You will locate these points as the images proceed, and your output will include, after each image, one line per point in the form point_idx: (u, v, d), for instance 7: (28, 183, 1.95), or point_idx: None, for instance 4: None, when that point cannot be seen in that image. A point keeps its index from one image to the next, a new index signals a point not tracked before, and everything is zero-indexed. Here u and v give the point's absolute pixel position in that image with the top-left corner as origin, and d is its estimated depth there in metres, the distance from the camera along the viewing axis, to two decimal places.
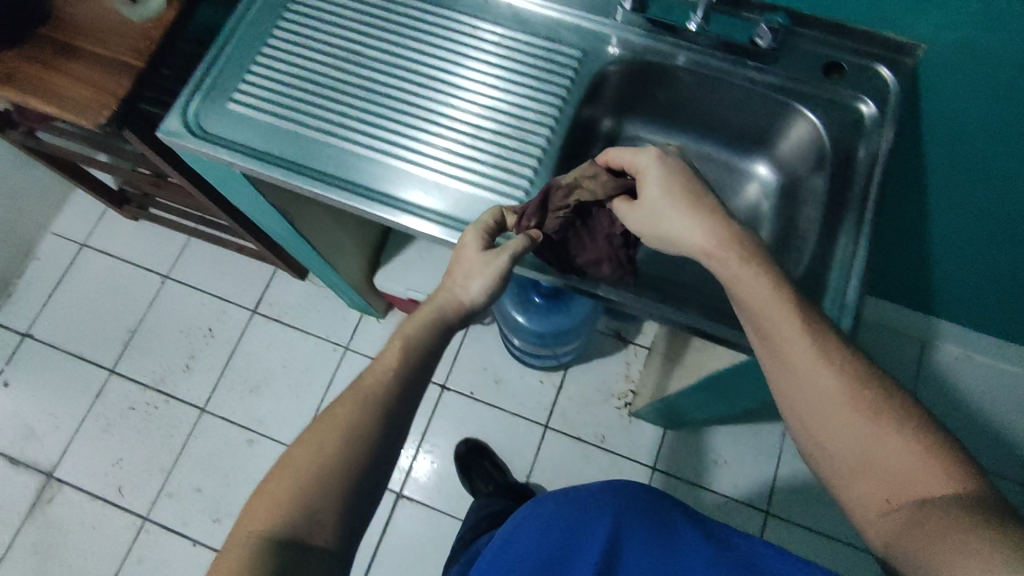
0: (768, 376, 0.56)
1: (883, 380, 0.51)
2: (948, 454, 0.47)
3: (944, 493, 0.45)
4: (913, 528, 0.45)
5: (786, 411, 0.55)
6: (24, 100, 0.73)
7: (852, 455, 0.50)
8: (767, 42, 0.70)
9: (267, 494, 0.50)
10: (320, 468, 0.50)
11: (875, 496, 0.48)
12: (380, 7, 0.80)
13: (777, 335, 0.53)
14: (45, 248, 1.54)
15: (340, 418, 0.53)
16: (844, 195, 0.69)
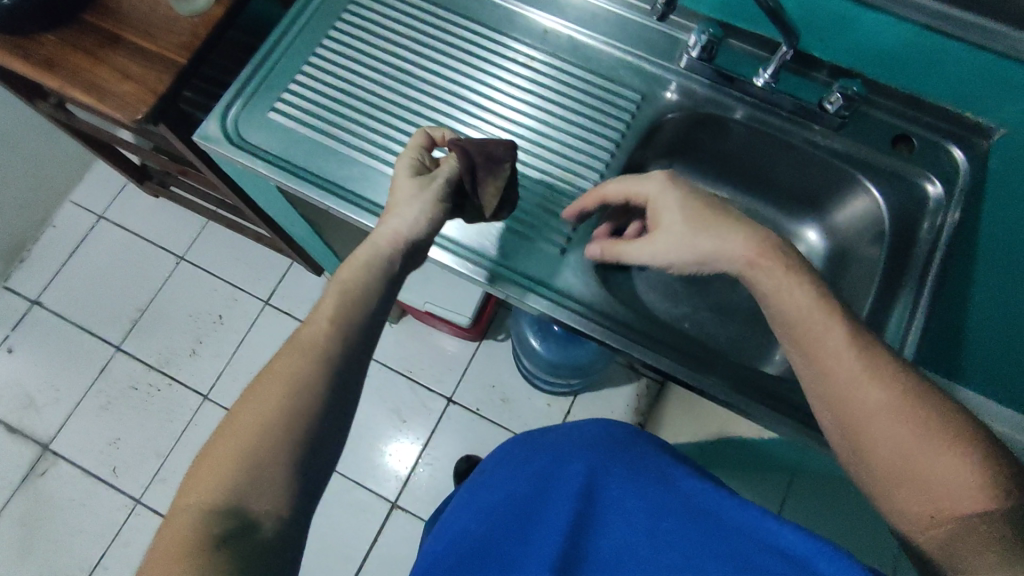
0: (802, 374, 0.52)
1: (932, 390, 0.47)
2: (1000, 469, 0.43)
3: (994, 511, 0.41)
4: (967, 542, 0.40)
5: (821, 411, 0.51)
6: (66, 90, 0.72)
7: (893, 460, 0.45)
8: (836, 108, 0.67)
9: (210, 462, 0.44)
10: (257, 437, 0.44)
11: (920, 510, 0.44)
12: (432, 25, 0.77)
13: (814, 339, 0.50)
14: (62, 216, 1.53)
15: (280, 374, 0.47)
16: (901, 273, 0.67)
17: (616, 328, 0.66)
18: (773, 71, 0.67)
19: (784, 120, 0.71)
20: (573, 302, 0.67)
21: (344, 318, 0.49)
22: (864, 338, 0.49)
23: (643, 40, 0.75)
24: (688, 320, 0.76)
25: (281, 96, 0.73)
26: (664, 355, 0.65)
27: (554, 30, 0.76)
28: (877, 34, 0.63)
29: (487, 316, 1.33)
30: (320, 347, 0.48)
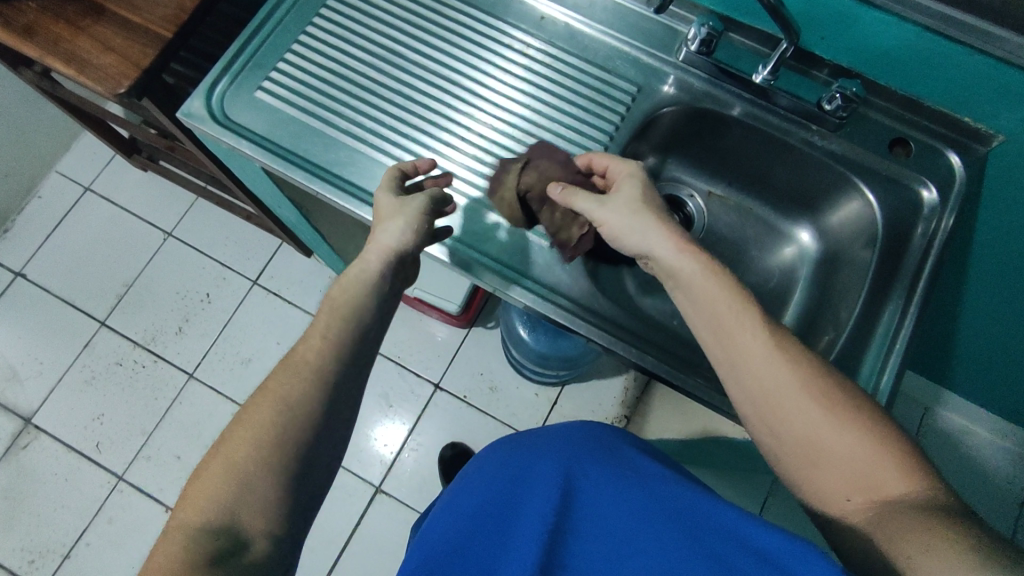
0: (715, 361, 0.54)
1: (834, 373, 0.50)
2: (899, 447, 0.46)
3: (902, 490, 0.44)
4: (884, 522, 0.43)
5: (737, 401, 0.53)
6: (45, 59, 0.70)
7: (805, 445, 0.48)
8: (833, 108, 0.66)
9: (202, 479, 0.46)
10: (246, 461, 0.46)
11: (836, 491, 0.47)
12: (426, 5, 0.75)
13: (730, 325, 0.52)
14: (48, 187, 1.50)
15: (268, 402, 0.48)
16: (892, 279, 0.66)
17: (605, 324, 0.65)
18: (772, 69, 0.66)
19: (783, 119, 0.70)
20: (561, 297, 0.66)
21: (335, 348, 0.51)
22: (779, 330, 0.52)
23: (641, 30, 0.73)
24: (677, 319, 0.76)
25: (269, 75, 0.71)
26: (649, 353, 0.64)
27: (552, 16, 0.74)
28: (879, 34, 0.61)
29: (476, 304, 1.32)
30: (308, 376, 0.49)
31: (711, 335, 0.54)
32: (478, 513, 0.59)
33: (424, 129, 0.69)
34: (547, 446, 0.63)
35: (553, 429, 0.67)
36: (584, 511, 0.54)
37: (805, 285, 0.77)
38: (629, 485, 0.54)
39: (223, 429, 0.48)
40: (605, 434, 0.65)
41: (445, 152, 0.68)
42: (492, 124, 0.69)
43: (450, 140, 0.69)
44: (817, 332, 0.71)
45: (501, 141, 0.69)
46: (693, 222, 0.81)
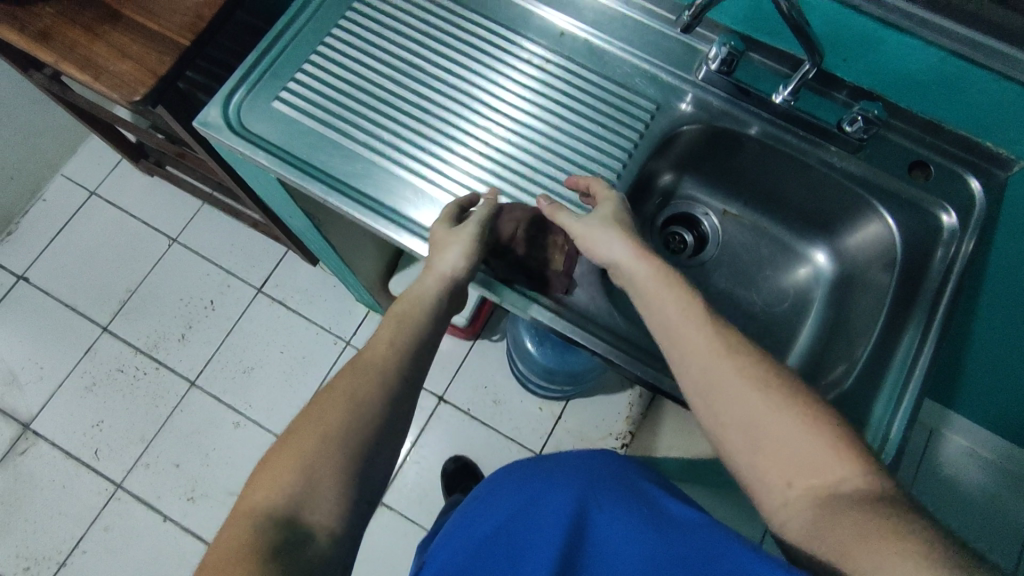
0: (666, 356, 0.53)
1: (783, 370, 0.50)
2: (849, 440, 0.45)
3: (851, 483, 0.43)
4: (831, 515, 0.42)
5: (688, 396, 0.52)
6: (60, 65, 0.70)
7: (753, 438, 0.47)
8: (854, 130, 0.65)
9: (271, 468, 0.46)
10: (314, 457, 0.46)
11: (783, 482, 0.45)
12: (445, 20, 0.75)
13: (680, 323, 0.52)
14: (53, 190, 1.49)
15: (331, 408, 0.49)
16: (911, 303, 0.66)
17: (621, 344, 0.64)
18: (793, 90, 0.65)
19: (802, 140, 0.70)
20: (576, 315, 0.65)
21: (393, 358, 0.53)
22: (729, 329, 0.52)
23: (661, 48, 0.73)
24: None
25: (287, 85, 0.70)
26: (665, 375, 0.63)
27: (571, 33, 0.74)
28: (902, 57, 0.61)
29: (483, 317, 1.31)
30: (368, 382, 0.50)
31: (659, 328, 0.53)
32: (488, 539, 0.58)
33: (441, 143, 0.69)
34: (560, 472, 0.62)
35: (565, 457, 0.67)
36: (598, 542, 0.52)
37: (820, 307, 0.76)
38: (648, 515, 0.52)
39: (288, 424, 0.49)
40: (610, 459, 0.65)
41: (461, 167, 0.68)
42: (510, 139, 0.69)
43: (468, 155, 0.68)
44: (834, 353, 0.71)
45: (518, 156, 0.68)
46: (707, 240, 0.81)
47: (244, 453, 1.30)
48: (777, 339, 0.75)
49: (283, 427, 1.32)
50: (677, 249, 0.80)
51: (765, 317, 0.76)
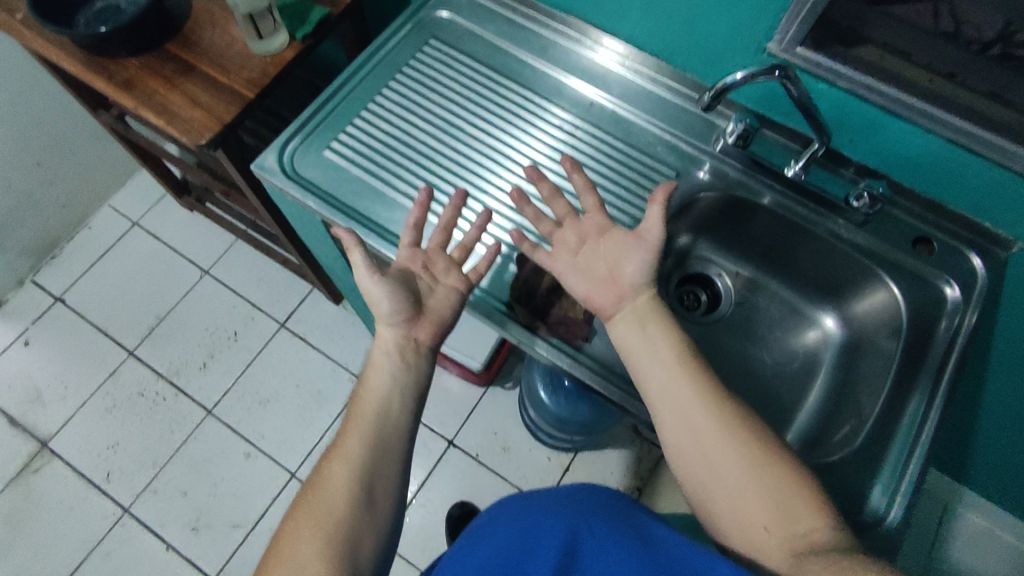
0: (652, 407, 0.57)
1: (756, 423, 0.54)
2: (814, 493, 0.49)
3: (819, 531, 0.46)
4: (804, 561, 0.44)
5: (670, 448, 0.55)
6: (139, 109, 0.77)
7: (728, 485, 0.50)
8: (861, 206, 0.70)
9: (303, 521, 0.51)
10: (335, 503, 0.52)
11: (757, 527, 0.48)
12: (484, 85, 0.82)
13: (669, 374, 0.56)
14: (99, 219, 1.58)
15: (332, 471, 0.54)
16: (916, 371, 0.68)
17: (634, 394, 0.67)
18: (803, 165, 0.70)
19: (811, 211, 0.75)
20: (594, 362, 0.68)
21: (376, 418, 0.58)
22: (710, 379, 0.56)
23: (683, 121, 0.80)
24: None
25: (337, 137, 0.77)
26: None
27: (599, 103, 0.81)
28: (904, 143, 0.67)
29: (498, 363, 1.34)
30: (359, 445, 0.56)
31: (652, 383, 0.57)
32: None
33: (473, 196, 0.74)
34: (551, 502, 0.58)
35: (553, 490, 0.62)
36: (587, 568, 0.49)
37: (829, 370, 0.79)
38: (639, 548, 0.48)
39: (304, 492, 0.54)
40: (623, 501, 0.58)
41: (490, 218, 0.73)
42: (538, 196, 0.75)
43: (498, 208, 0.73)
44: (842, 415, 0.73)
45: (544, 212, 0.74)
46: (720, 299, 0.85)
47: (252, 485, 1.31)
48: (787, 398, 0.77)
49: (293, 460, 1.34)
50: (691, 306, 0.84)
51: (776, 376, 0.79)
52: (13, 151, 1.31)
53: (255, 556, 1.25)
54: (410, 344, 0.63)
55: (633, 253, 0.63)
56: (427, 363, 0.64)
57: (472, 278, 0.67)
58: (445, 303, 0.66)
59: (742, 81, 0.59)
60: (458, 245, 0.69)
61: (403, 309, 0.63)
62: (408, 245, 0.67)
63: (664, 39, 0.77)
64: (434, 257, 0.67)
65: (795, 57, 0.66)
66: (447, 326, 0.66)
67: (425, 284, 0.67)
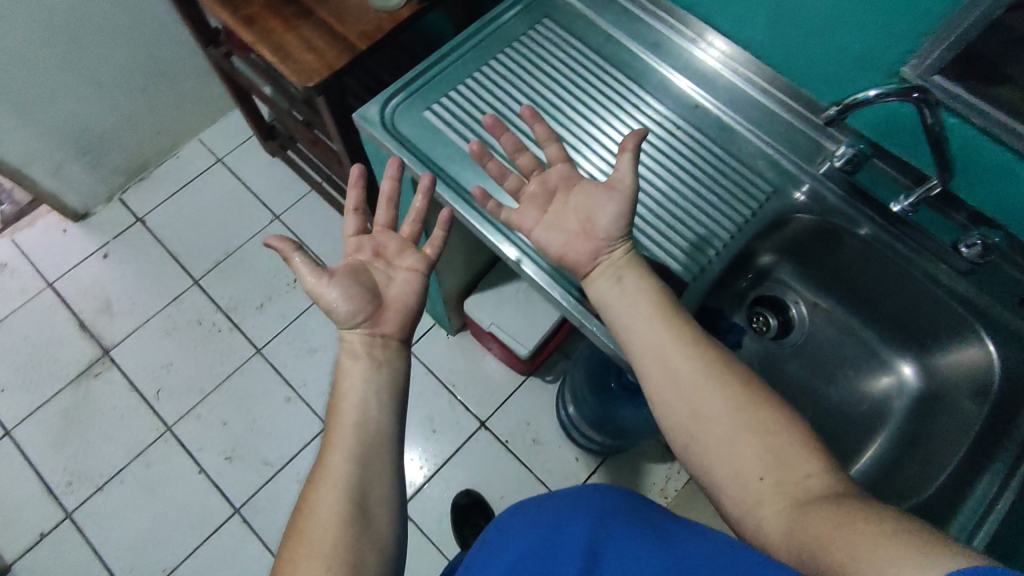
0: (635, 363, 0.56)
1: (734, 366, 0.53)
2: (798, 432, 0.49)
3: (810, 472, 0.46)
4: (804, 511, 0.43)
5: (654, 404, 0.54)
6: (256, 46, 0.80)
7: (717, 436, 0.50)
8: (971, 254, 0.66)
9: (308, 535, 0.49)
10: (338, 510, 0.50)
11: (750, 473, 0.48)
12: (590, 71, 0.81)
13: (655, 326, 0.56)
14: (187, 150, 1.65)
15: (319, 494, 0.51)
16: (1002, 437, 0.64)
17: None
18: (914, 202, 0.68)
19: (912, 250, 0.71)
20: None
21: (355, 427, 0.55)
22: (690, 327, 0.55)
23: (789, 138, 0.77)
24: None
25: (438, 100, 0.78)
26: None
27: (704, 106, 0.79)
28: None
29: (543, 355, 1.33)
30: (344, 463, 0.52)
31: (636, 337, 0.56)
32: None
33: None
34: (563, 503, 0.55)
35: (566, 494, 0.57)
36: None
37: (899, 420, 0.75)
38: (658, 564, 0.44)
39: (299, 506, 0.51)
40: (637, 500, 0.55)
41: None
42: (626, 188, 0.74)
43: None
44: (906, 470, 0.70)
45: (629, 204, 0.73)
46: (792, 326, 0.82)
47: (288, 428, 1.35)
48: (852, 439, 0.74)
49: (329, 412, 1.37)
50: (761, 329, 0.81)
51: (841, 417, 0.75)
52: (124, 73, 1.38)
53: (279, 496, 1.29)
54: (377, 342, 0.61)
55: (604, 203, 0.61)
56: (400, 360, 0.61)
57: (428, 253, 0.68)
58: (406, 287, 0.65)
59: (875, 98, 0.58)
60: (412, 222, 0.69)
61: (361, 305, 0.61)
62: (354, 234, 0.67)
63: (786, 50, 0.74)
64: (384, 240, 0.67)
65: (930, 84, 0.62)
66: (414, 312, 0.65)
67: (383, 273, 0.65)
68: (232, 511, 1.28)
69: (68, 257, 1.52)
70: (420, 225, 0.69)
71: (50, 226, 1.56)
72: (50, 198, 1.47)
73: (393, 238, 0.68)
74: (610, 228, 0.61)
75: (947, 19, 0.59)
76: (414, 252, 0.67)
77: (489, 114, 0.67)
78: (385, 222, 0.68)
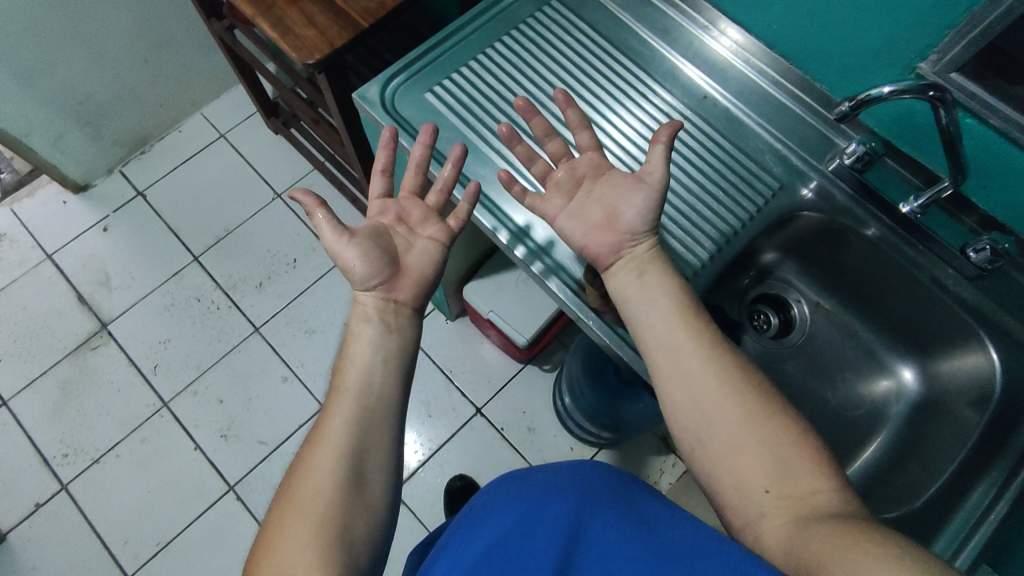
0: (648, 360, 0.55)
1: (750, 372, 0.52)
2: (810, 447, 0.48)
3: (817, 489, 0.45)
4: (807, 526, 0.43)
5: (665, 402, 0.53)
6: (257, 19, 0.78)
7: (727, 442, 0.49)
8: (979, 258, 0.65)
9: (298, 494, 0.49)
10: (333, 472, 0.50)
11: (756, 484, 0.47)
12: (597, 57, 0.79)
13: (672, 324, 0.54)
14: (190, 124, 1.63)
15: (317, 455, 0.51)
16: (998, 449, 0.63)
17: None
18: (923, 204, 0.66)
19: (918, 252, 0.69)
20: None
21: (358, 392, 0.54)
22: (708, 329, 0.54)
23: (799, 134, 0.75)
24: None
25: (442, 82, 0.76)
26: None
27: (713, 97, 0.77)
28: None
29: (541, 344, 1.32)
30: (343, 428, 0.52)
31: (652, 334, 0.55)
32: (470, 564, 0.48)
33: None
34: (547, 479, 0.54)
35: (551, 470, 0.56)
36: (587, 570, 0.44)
37: (896, 424, 0.74)
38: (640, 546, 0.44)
39: (295, 464, 0.52)
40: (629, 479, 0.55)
41: None
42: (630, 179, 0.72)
43: None
44: (900, 474, 0.69)
45: None
46: (792, 326, 0.81)
47: (284, 408, 1.35)
48: (845, 442, 0.73)
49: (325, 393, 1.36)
50: (761, 327, 0.80)
51: (838, 419, 0.74)
52: (126, 43, 1.36)
53: (273, 475, 1.30)
54: (391, 307, 0.60)
55: (633, 195, 0.60)
56: (413, 329, 0.61)
57: (452, 224, 0.66)
58: (425, 256, 0.64)
59: (890, 95, 0.56)
60: (438, 191, 0.67)
61: (378, 269, 0.61)
62: (379, 197, 0.66)
63: (802, 39, 0.72)
64: (408, 206, 0.66)
65: (948, 81, 0.61)
66: (430, 282, 0.64)
67: (404, 238, 0.65)
68: (226, 488, 1.29)
69: (68, 229, 1.52)
70: (447, 194, 0.67)
71: (50, 197, 1.55)
72: (50, 169, 1.46)
73: (417, 205, 0.67)
74: (635, 222, 0.60)
75: (971, 12, 0.56)
76: (437, 222, 0.66)
77: (521, 97, 0.65)
78: (411, 186, 0.67)
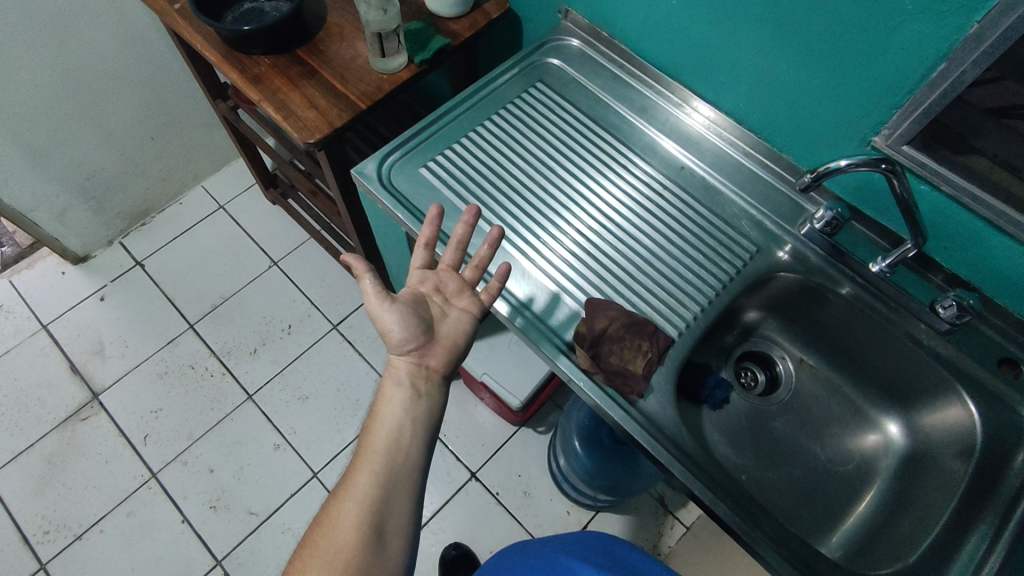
0: None
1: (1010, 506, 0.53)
2: None
3: None
4: None
5: None
6: (261, 103, 0.84)
7: None
8: (948, 314, 0.68)
9: (320, 547, 0.52)
10: (353, 531, 0.52)
11: None
12: (583, 133, 0.85)
13: None
14: (191, 197, 1.69)
15: (342, 511, 0.54)
16: (985, 502, 0.64)
17: (683, 459, 0.64)
18: (891, 263, 0.70)
19: (891, 309, 0.72)
20: (649, 422, 0.66)
21: (385, 453, 0.56)
22: None
23: (770, 200, 0.80)
24: (747, 473, 0.74)
25: (436, 158, 0.82)
26: (722, 501, 0.62)
27: (689, 168, 0.83)
28: (1004, 260, 0.65)
29: (535, 406, 1.33)
30: (369, 486, 0.55)
31: None
32: (551, 546, 0.75)
33: (546, 234, 0.76)
34: (594, 546, 0.71)
35: (588, 551, 0.70)
36: (603, 549, 0.71)
37: (885, 480, 0.75)
38: (634, 554, 0.70)
39: (319, 515, 0.55)
40: (634, 551, 0.71)
41: (564, 261, 0.74)
42: (613, 245, 0.76)
43: (575, 248, 0.75)
44: (893, 529, 0.69)
45: (618, 263, 0.75)
46: (779, 382, 0.83)
47: (276, 477, 1.33)
48: (835, 498, 0.74)
49: (318, 459, 1.35)
50: (748, 384, 0.82)
51: (828, 473, 0.76)
52: (135, 122, 1.43)
53: (264, 548, 1.26)
54: (423, 373, 0.62)
55: None
56: (441, 395, 0.63)
57: (484, 299, 0.68)
58: (458, 326, 0.67)
59: (846, 167, 0.61)
60: (472, 265, 0.70)
61: (415, 335, 0.63)
62: (419, 268, 0.69)
63: (764, 117, 0.78)
64: (445, 279, 0.69)
65: (899, 153, 0.66)
66: (460, 351, 0.66)
67: (439, 307, 0.67)
68: (214, 562, 1.25)
69: (64, 300, 1.54)
70: (482, 272, 0.70)
71: (49, 268, 1.58)
72: (52, 242, 1.49)
73: (453, 278, 0.69)
74: None
75: (912, 94, 0.63)
76: (471, 295, 0.68)
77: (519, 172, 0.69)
78: (451, 261, 0.69)
